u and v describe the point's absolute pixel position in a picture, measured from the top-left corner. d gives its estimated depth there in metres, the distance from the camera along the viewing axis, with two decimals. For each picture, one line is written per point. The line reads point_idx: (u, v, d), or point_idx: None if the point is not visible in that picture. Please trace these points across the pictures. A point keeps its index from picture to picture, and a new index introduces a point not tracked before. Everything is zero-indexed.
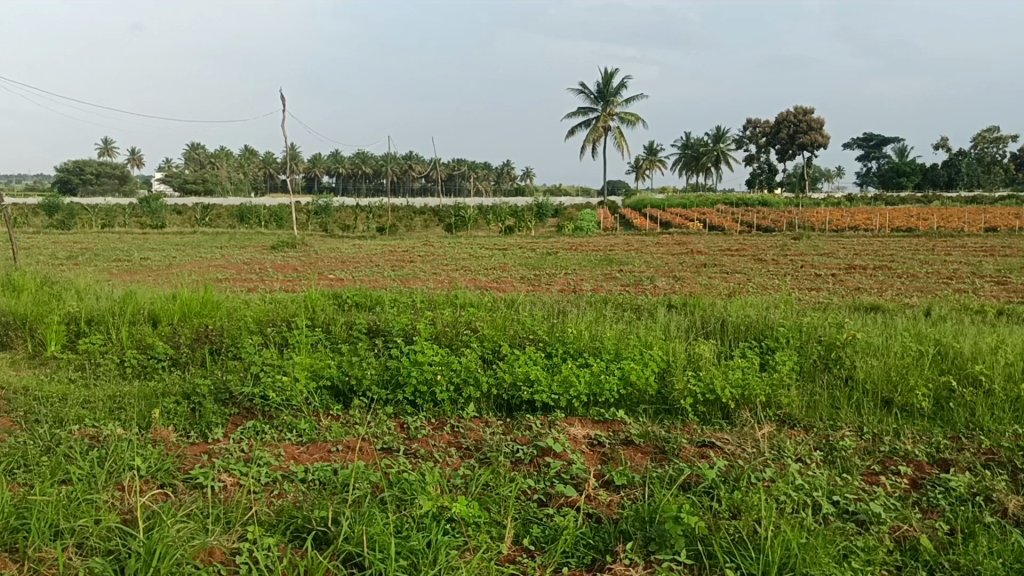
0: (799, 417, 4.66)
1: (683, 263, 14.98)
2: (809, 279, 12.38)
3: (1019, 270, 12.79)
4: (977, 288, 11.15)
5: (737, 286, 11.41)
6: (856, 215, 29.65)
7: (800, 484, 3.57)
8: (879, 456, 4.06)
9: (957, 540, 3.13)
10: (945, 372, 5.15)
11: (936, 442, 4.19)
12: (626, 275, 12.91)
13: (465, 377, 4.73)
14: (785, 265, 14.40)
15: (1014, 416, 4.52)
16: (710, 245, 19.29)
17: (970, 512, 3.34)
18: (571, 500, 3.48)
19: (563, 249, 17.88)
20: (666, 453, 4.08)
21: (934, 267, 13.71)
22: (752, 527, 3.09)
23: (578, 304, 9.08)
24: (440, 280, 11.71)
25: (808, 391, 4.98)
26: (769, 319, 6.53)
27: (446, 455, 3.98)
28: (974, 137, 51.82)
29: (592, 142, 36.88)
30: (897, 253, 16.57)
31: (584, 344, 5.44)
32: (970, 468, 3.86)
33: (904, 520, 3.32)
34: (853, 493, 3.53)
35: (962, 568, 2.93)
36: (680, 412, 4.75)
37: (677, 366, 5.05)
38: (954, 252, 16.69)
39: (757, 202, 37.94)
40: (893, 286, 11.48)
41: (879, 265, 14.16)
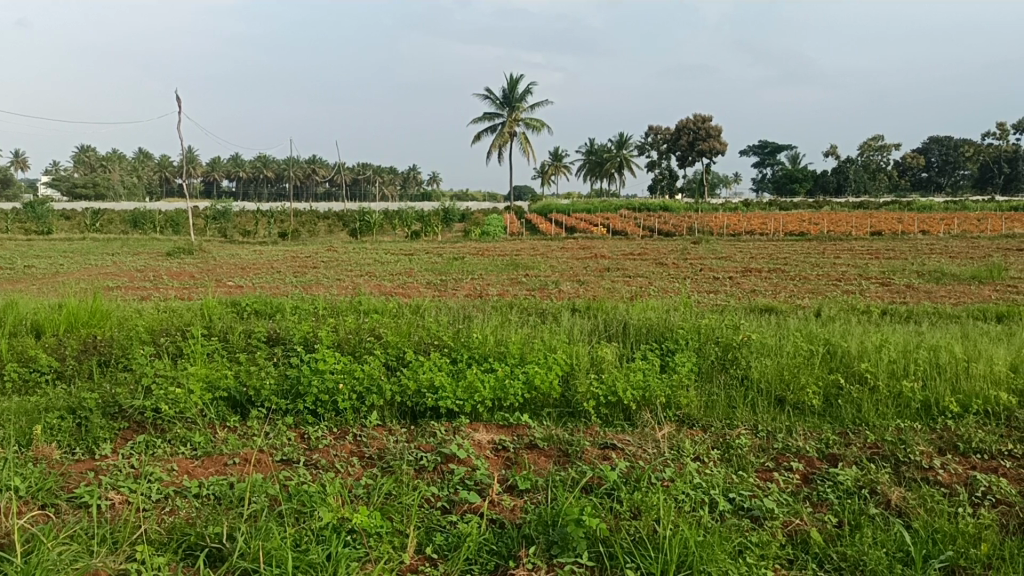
0: (697, 417, 4.77)
1: (588, 267, 15.20)
2: (708, 282, 12.75)
3: (902, 273, 13.47)
4: (865, 289, 11.67)
5: (639, 290, 11.64)
6: (753, 220, 30.68)
7: (698, 482, 3.66)
8: (773, 453, 4.19)
9: (844, 533, 3.26)
10: (834, 370, 5.36)
11: (825, 438, 4.36)
12: (532, 279, 13.02)
13: (368, 385, 4.66)
14: (686, 268, 14.78)
15: (897, 411, 4.76)
16: (613, 249, 19.65)
17: (857, 505, 3.48)
18: (474, 506, 3.48)
19: (469, 254, 17.89)
20: (569, 456, 4.12)
21: (824, 269, 14.33)
22: (651, 526, 3.15)
23: (484, 309, 9.10)
24: (344, 286, 11.54)
25: (706, 390, 5.12)
26: (669, 322, 6.68)
27: (348, 465, 3.91)
28: (862, 146, 54.45)
29: (497, 147, 37.06)
30: (790, 256, 17.23)
31: (489, 348, 5.44)
32: (856, 462, 4.03)
33: (796, 514, 3.44)
34: (748, 489, 3.64)
35: (848, 558, 3.06)
36: (583, 414, 4.81)
37: (579, 370, 5.11)
38: (844, 255, 17.47)
39: (659, 207, 38.79)
40: (786, 288, 11.92)
41: (774, 268, 14.69)
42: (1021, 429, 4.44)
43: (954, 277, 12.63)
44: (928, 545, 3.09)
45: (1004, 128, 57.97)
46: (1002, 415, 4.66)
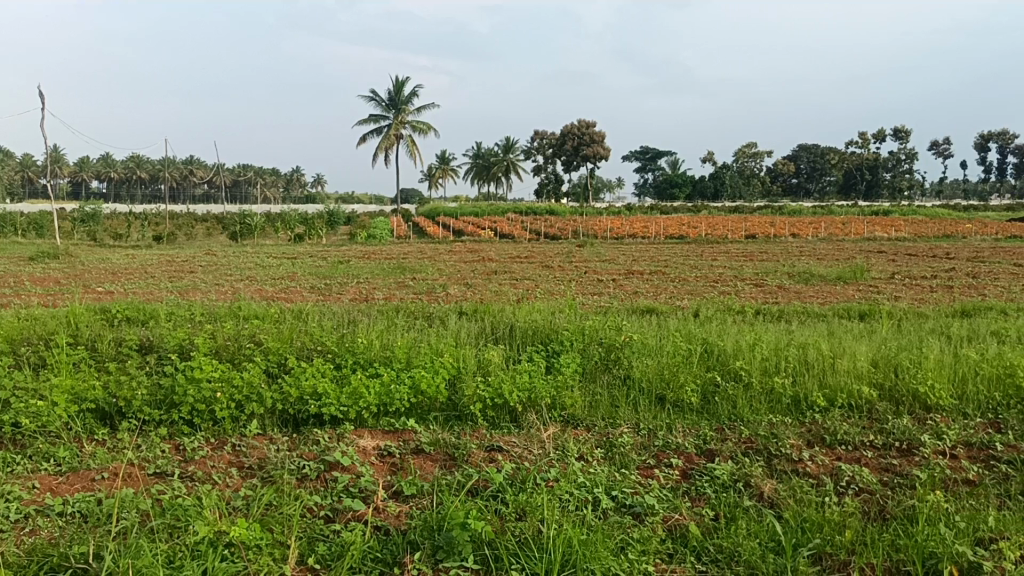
0: (582, 417, 4.85)
1: (475, 270, 15.27)
2: (592, 284, 13.02)
3: (774, 274, 14.09)
4: (741, 290, 12.15)
5: (525, 292, 11.76)
6: (635, 223, 31.52)
7: (582, 481, 3.71)
8: (654, 450, 4.30)
9: (720, 525, 3.38)
10: (711, 368, 5.55)
11: (703, 434, 4.50)
12: (419, 282, 12.95)
13: (248, 393, 4.52)
14: (571, 271, 15.05)
15: (769, 407, 4.98)
16: (500, 252, 19.76)
17: (732, 498, 3.61)
18: (358, 514, 3.42)
19: (354, 258, 17.63)
20: (455, 460, 4.11)
21: (702, 271, 14.87)
22: (536, 527, 3.18)
23: (369, 313, 9.00)
24: (223, 291, 11.16)
25: (589, 390, 5.21)
26: (555, 323, 6.78)
27: (226, 476, 3.78)
28: (737, 153, 56.72)
29: (383, 149, 36.70)
30: (671, 258, 17.79)
31: (374, 353, 5.37)
32: (732, 456, 4.18)
33: (675, 509, 3.54)
34: (630, 487, 3.72)
35: (724, 550, 3.17)
36: (469, 417, 4.81)
37: (466, 372, 5.11)
38: (720, 257, 18.16)
39: (545, 211, 39.31)
40: (666, 289, 12.30)
41: (655, 270, 15.10)
42: (881, 421, 4.72)
43: (821, 277, 13.32)
44: (798, 534, 3.24)
45: (865, 137, 61.64)
46: (864, 408, 4.94)
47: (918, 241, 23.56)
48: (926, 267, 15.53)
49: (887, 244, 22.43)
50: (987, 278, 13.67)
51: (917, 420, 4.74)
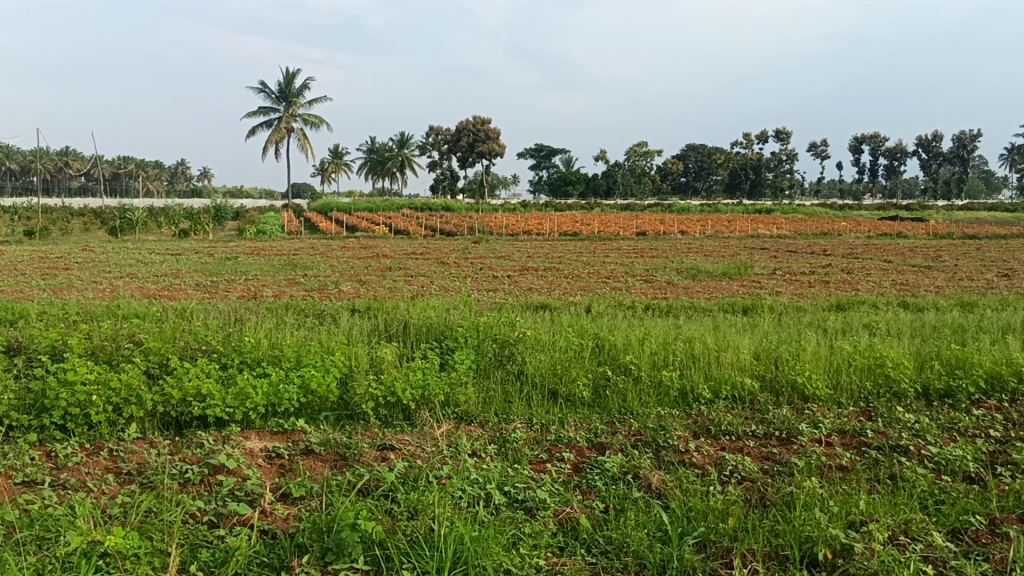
0: (475, 413, 4.85)
1: (368, 266, 15.07)
2: (486, 280, 13.03)
3: (663, 270, 14.46)
4: (632, 286, 12.41)
5: (419, 289, 11.68)
6: (529, 220, 31.83)
7: (474, 478, 3.71)
8: (546, 445, 4.34)
9: (610, 517, 3.43)
10: (602, 362, 5.65)
11: (593, 428, 4.58)
12: (310, 279, 12.67)
13: (126, 396, 4.32)
14: (466, 267, 15.04)
15: (658, 399, 5.10)
16: (394, 248, 19.56)
17: (622, 489, 3.68)
18: (244, 518, 3.31)
19: (242, 254, 17.08)
20: (346, 460, 4.03)
21: (594, 268, 15.11)
22: (429, 525, 3.15)
23: (257, 311, 8.75)
24: (101, 289, 10.64)
25: (483, 387, 5.21)
26: (449, 320, 6.76)
27: (103, 483, 3.60)
28: (629, 152, 57.96)
29: (273, 143, 35.75)
30: (564, 255, 18.01)
31: (262, 352, 5.22)
32: (622, 449, 4.26)
33: (566, 502, 3.59)
34: (522, 482, 3.74)
35: (614, 541, 3.23)
36: (361, 416, 4.74)
37: (358, 370, 5.03)
38: (612, 253, 18.50)
39: (441, 207, 39.20)
40: (560, 286, 12.44)
41: (549, 267, 15.24)
42: (762, 411, 4.91)
43: (708, 273, 13.75)
44: (683, 523, 3.33)
45: (749, 137, 64.08)
46: (746, 399, 5.14)
47: (798, 238, 24.62)
48: (805, 263, 16.22)
49: (769, 241, 23.39)
50: (861, 274, 14.38)
51: (796, 409, 4.96)
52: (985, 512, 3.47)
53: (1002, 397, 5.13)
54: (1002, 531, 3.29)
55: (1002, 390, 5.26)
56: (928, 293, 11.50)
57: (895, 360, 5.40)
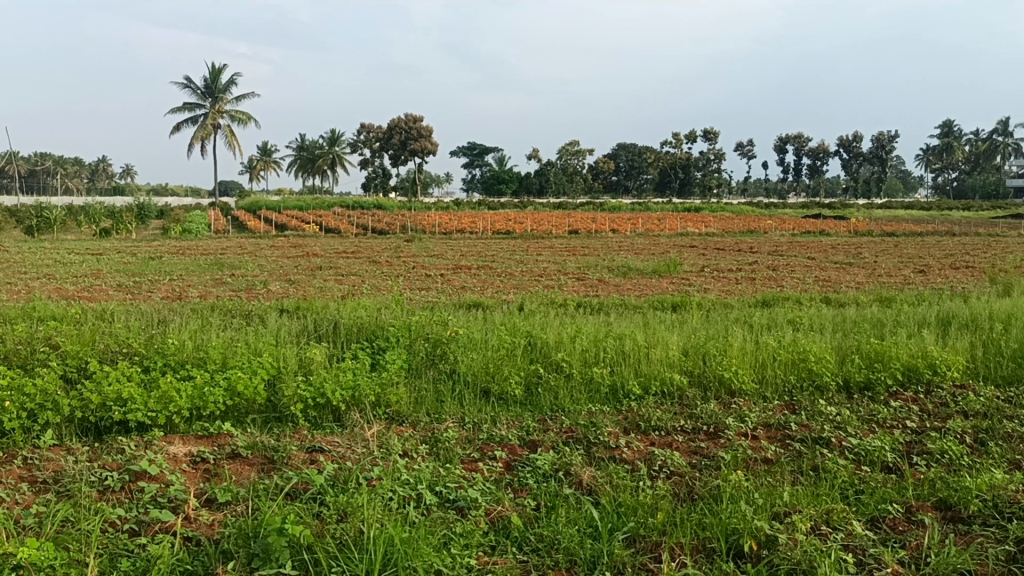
0: (406, 413, 4.81)
1: (298, 265, 14.83)
2: (419, 279, 12.96)
3: (595, 268, 14.59)
4: (563, 284, 12.49)
5: (350, 288, 11.54)
6: (462, 218, 31.74)
7: (405, 479, 3.68)
8: (478, 443, 4.33)
9: (541, 515, 3.44)
10: (534, 361, 5.66)
11: (525, 425, 4.59)
12: (237, 279, 12.39)
13: (42, 401, 4.16)
14: (398, 266, 14.93)
15: (590, 396, 5.14)
16: (325, 247, 19.28)
17: (553, 487, 3.69)
18: (167, 525, 3.22)
19: (166, 254, 16.62)
20: (274, 463, 3.96)
21: (527, 266, 15.15)
22: (358, 527, 3.11)
23: (181, 312, 8.52)
24: (15, 291, 10.22)
25: (414, 386, 5.18)
26: (380, 320, 6.69)
27: (16, 492, 3.45)
28: (561, 151, 58.32)
29: (198, 139, 34.90)
30: (497, 253, 18.03)
31: (187, 355, 5.09)
32: (553, 446, 4.28)
33: (498, 501, 3.58)
34: (453, 481, 3.72)
35: (545, 538, 3.23)
36: (289, 419, 4.66)
37: (286, 372, 4.94)
38: (545, 252, 18.58)
39: (372, 205, 38.84)
40: (493, 284, 12.44)
41: (481, 265, 15.23)
42: (691, 406, 4.99)
43: (638, 271, 13.91)
44: (613, 518, 3.36)
45: (678, 137, 65.15)
46: (675, 395, 5.21)
47: (726, 236, 25.11)
48: (733, 261, 16.54)
49: (697, 239, 23.81)
50: (786, 271, 14.75)
51: (723, 404, 5.06)
52: (902, 501, 3.59)
53: (917, 388, 5.32)
54: (917, 519, 3.41)
55: (918, 382, 5.46)
56: (850, 289, 11.86)
57: (818, 354, 5.54)
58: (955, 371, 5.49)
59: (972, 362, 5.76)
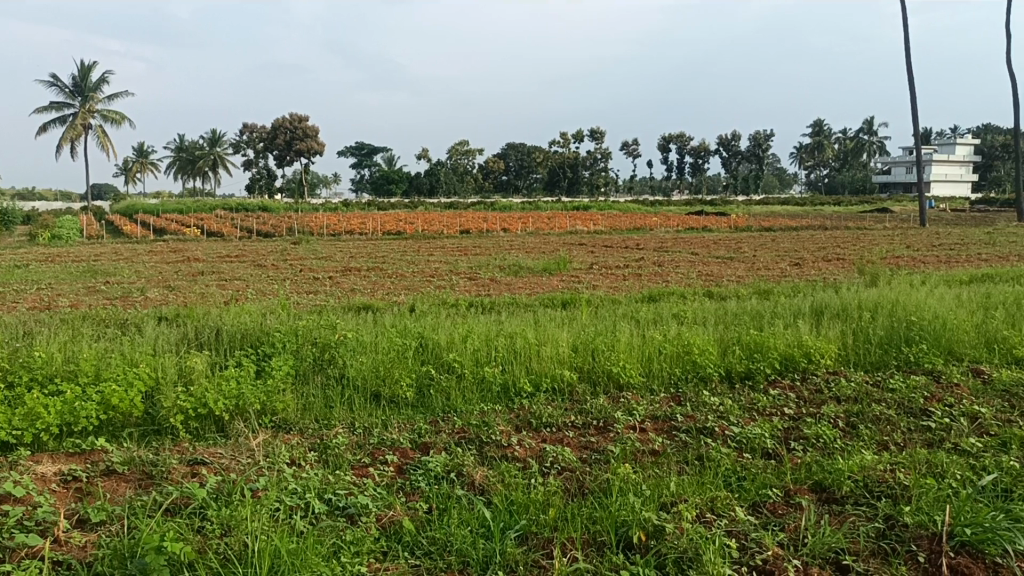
0: (294, 421, 4.68)
1: (178, 271, 14.28)
2: (307, 282, 12.70)
3: (486, 267, 14.63)
4: (455, 284, 12.47)
5: (234, 293, 11.18)
6: (352, 220, 31.32)
7: (292, 488, 3.57)
8: (369, 449, 4.25)
9: (433, 517, 3.40)
10: (425, 362, 5.61)
11: (417, 428, 4.54)
12: (112, 287, 11.83)
13: None
14: (285, 269, 14.58)
15: (482, 396, 5.13)
16: (208, 251, 18.66)
17: (445, 489, 3.66)
18: (34, 550, 3.02)
19: (34, 261, 15.72)
20: (152, 478, 3.78)
21: (418, 266, 15.06)
22: (243, 541, 3.01)
23: (50, 323, 8.06)
24: None
25: (302, 393, 5.05)
26: (266, 325, 6.50)
27: None
28: (451, 151, 58.27)
29: (68, 141, 33.15)
30: (388, 254, 17.86)
31: (55, 368, 4.80)
32: (445, 448, 4.25)
33: (389, 506, 3.52)
34: (342, 488, 3.64)
35: (438, 542, 3.20)
36: (169, 431, 4.46)
37: (166, 382, 4.73)
38: (436, 252, 18.53)
39: (257, 207, 37.80)
40: (383, 285, 12.30)
41: (371, 267, 15.02)
42: (581, 402, 5.06)
43: (529, 270, 14.02)
44: (505, 517, 3.35)
45: (566, 137, 66.13)
46: (566, 391, 5.27)
47: (613, 234, 25.65)
48: (620, 257, 16.90)
49: (586, 236, 24.22)
50: (671, 266, 15.17)
51: (613, 398, 5.15)
52: (781, 485, 3.73)
53: (794, 376, 5.56)
54: (795, 502, 3.55)
55: (795, 370, 5.71)
56: (731, 282, 12.30)
57: (701, 346, 5.71)
58: (828, 360, 5.77)
59: (844, 349, 6.06)
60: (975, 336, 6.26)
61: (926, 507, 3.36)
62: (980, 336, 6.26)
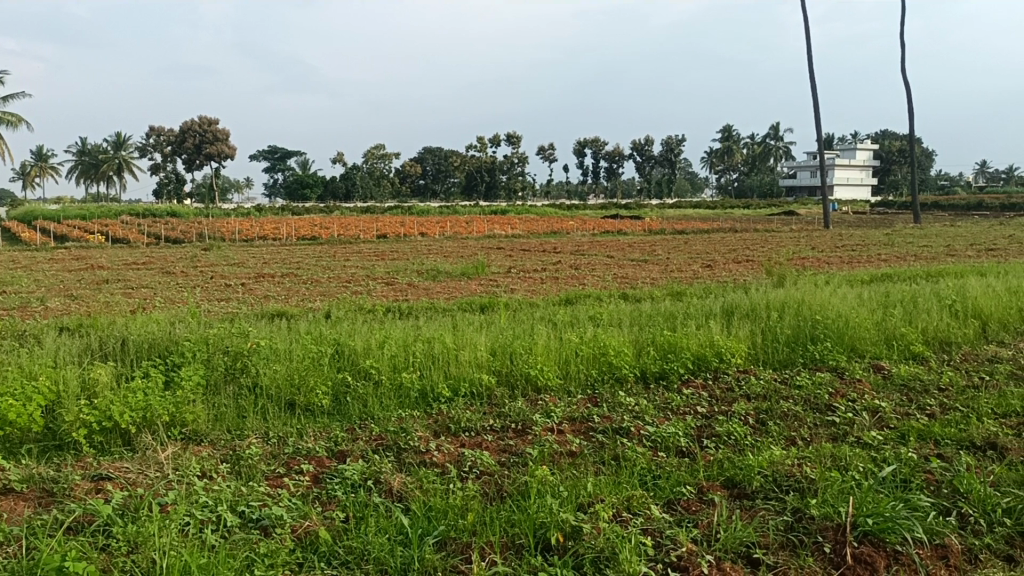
0: (205, 432, 4.55)
1: (81, 279, 13.73)
2: (218, 289, 12.38)
3: (403, 272, 14.54)
4: (371, 289, 12.35)
5: (141, 302, 10.82)
6: (265, 225, 30.70)
7: (203, 501, 3.47)
8: (283, 458, 4.17)
9: (350, 526, 3.35)
10: (341, 369, 5.53)
11: (333, 436, 4.47)
12: (10, 297, 11.30)
13: None
14: (195, 276, 14.19)
15: (399, 402, 5.09)
16: (113, 259, 18.01)
17: (362, 497, 3.61)
18: None
19: None
20: (53, 496, 3.62)
21: (333, 272, 14.87)
22: (151, 558, 2.91)
23: None
24: None
25: (214, 403, 4.91)
26: (175, 334, 6.30)
27: None
28: (368, 155, 57.72)
29: None
30: (302, 259, 17.56)
31: None
32: (363, 455, 4.20)
33: (305, 516, 3.45)
34: (256, 500, 3.55)
35: (355, 551, 3.16)
36: (71, 446, 4.28)
37: (68, 396, 4.54)
38: (352, 257, 18.31)
39: (165, 212, 36.67)
40: (297, 292, 12.10)
41: (286, 273, 14.74)
42: (499, 405, 5.07)
43: (447, 274, 14.00)
44: (424, 523, 3.33)
45: (483, 141, 66.28)
46: (484, 395, 5.27)
47: (531, 238, 25.83)
48: (537, 261, 17.01)
49: (504, 241, 24.30)
50: (587, 269, 15.36)
51: (531, 401, 5.18)
52: (694, 482, 3.81)
53: (706, 375, 5.70)
54: (707, 498, 3.64)
55: (707, 370, 5.84)
56: (645, 284, 12.52)
57: (616, 348, 5.80)
58: (738, 358, 5.94)
59: (754, 348, 6.24)
60: (876, 333, 6.53)
61: (831, 499, 3.48)
62: (880, 333, 6.54)
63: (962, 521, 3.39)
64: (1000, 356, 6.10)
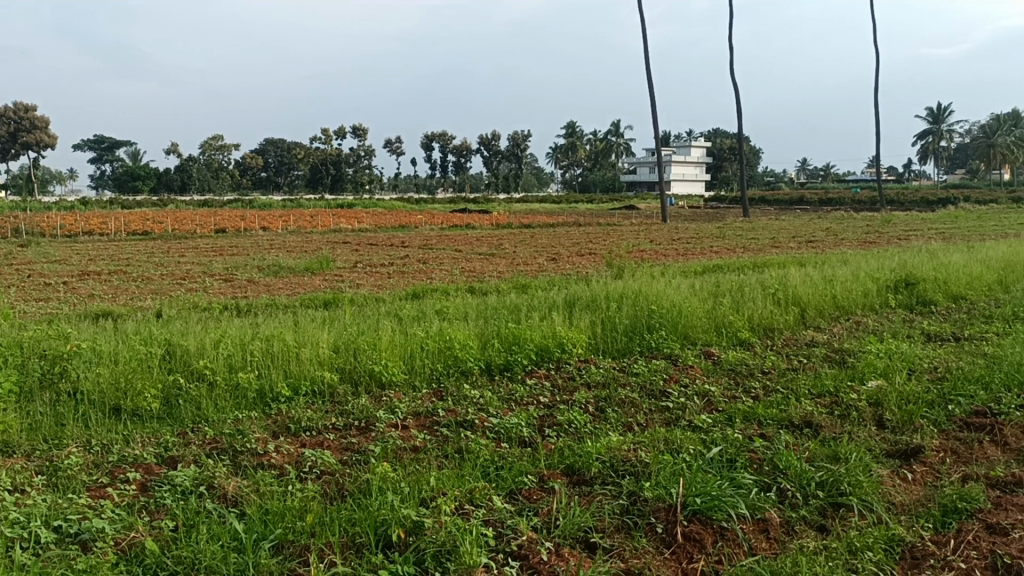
0: (17, 443, 4.20)
1: None
2: (37, 289, 11.48)
3: (243, 268, 14.01)
4: (208, 286, 11.82)
5: None
6: (91, 219, 28.81)
7: (13, 517, 3.20)
8: (107, 467, 3.91)
9: (179, 535, 3.19)
10: (173, 371, 5.25)
11: (163, 442, 4.24)
12: None
13: None
14: (9, 275, 13.10)
15: (235, 403, 4.88)
16: None
17: (192, 504, 3.44)
18: None
19: None
20: None
21: (167, 268, 14.14)
22: None
23: None
24: None
25: (28, 412, 4.54)
26: None
27: None
28: (205, 146, 55.26)
29: None
30: (132, 256, 16.59)
31: None
32: (195, 460, 4.00)
33: (129, 527, 3.25)
34: (75, 513, 3.32)
35: (183, 561, 2.99)
36: None
37: None
38: (188, 253, 17.46)
39: None
40: (127, 290, 11.41)
41: (114, 270, 13.85)
42: (341, 403, 4.97)
43: (290, 269, 13.59)
44: (259, 528, 3.21)
45: (327, 133, 64.90)
46: (326, 392, 5.15)
47: (378, 232, 25.53)
48: (384, 255, 16.81)
49: (350, 235, 23.88)
50: (434, 263, 15.32)
51: (374, 397, 5.10)
52: (535, 471, 3.87)
53: (549, 366, 5.81)
54: (548, 487, 3.70)
55: (549, 360, 5.95)
56: (491, 278, 12.63)
57: (461, 341, 5.81)
58: (579, 348, 6.09)
59: (594, 338, 6.41)
60: (707, 321, 6.87)
61: (664, 482, 3.61)
62: (710, 321, 6.88)
63: (782, 495, 3.62)
64: (816, 341, 6.54)
